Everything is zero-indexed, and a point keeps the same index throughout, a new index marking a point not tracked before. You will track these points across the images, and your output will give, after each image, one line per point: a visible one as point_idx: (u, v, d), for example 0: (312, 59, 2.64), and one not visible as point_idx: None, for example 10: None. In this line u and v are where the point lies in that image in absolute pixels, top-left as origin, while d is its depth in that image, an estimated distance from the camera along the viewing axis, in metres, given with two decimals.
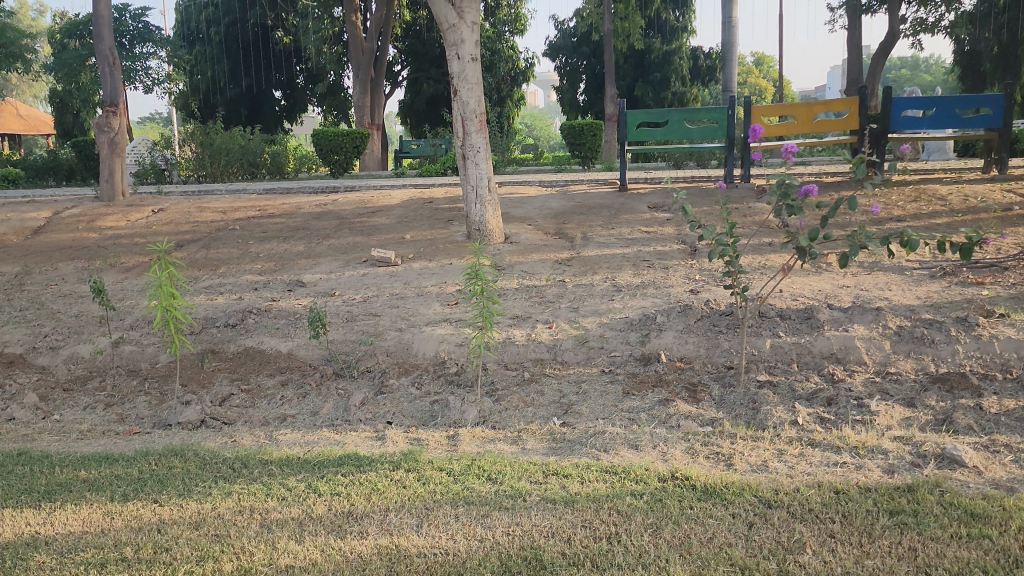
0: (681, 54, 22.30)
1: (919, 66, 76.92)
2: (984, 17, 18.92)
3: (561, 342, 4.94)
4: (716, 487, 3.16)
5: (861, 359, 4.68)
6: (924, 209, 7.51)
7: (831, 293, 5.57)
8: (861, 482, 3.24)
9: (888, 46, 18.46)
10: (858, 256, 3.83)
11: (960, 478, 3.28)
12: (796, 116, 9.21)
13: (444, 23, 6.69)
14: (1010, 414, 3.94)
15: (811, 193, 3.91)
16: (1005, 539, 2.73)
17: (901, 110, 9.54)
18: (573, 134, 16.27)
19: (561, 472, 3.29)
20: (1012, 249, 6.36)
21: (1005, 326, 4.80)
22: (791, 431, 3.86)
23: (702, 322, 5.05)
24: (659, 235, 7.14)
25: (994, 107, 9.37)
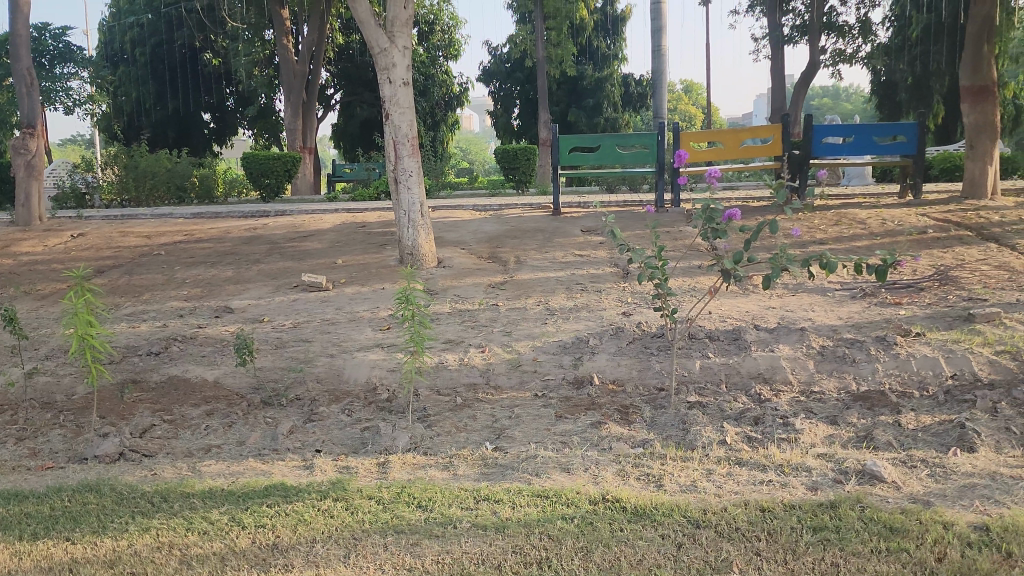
0: (613, 81, 22.71)
1: (840, 95, 80.14)
2: (898, 50, 20.03)
3: (494, 366, 4.94)
4: (646, 508, 3.19)
5: (787, 378, 4.79)
6: (845, 232, 7.78)
7: (758, 314, 5.70)
8: (786, 500, 3.30)
9: (810, 75, 19.14)
10: (779, 278, 3.95)
11: (880, 493, 3.38)
12: (723, 142, 9.45)
13: (375, 47, 6.70)
14: (927, 430, 4.09)
15: (733, 216, 4.02)
16: (922, 552, 2.82)
17: (822, 137, 9.91)
18: (507, 158, 16.38)
19: (492, 497, 3.27)
20: (925, 270, 6.65)
21: (921, 345, 4.99)
22: (719, 450, 3.92)
23: (634, 344, 5.13)
24: (592, 258, 7.23)
25: (908, 135, 9.85)
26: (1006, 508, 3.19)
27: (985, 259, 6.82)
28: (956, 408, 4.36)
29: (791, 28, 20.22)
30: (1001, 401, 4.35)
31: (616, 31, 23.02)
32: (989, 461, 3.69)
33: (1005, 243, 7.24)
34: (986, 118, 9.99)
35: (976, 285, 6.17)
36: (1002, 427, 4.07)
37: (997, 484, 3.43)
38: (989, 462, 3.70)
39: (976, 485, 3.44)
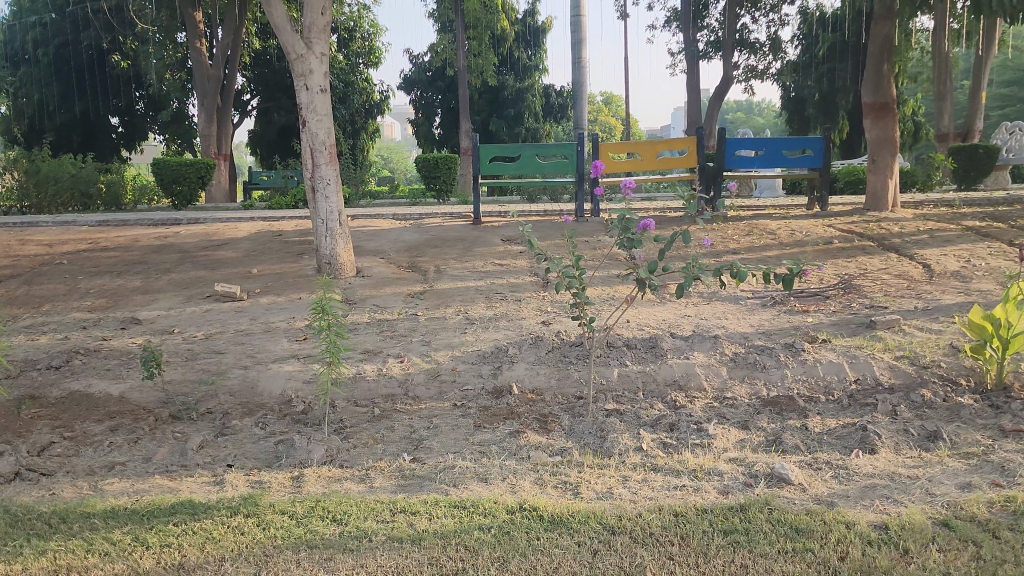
0: (533, 91, 22.89)
1: (753, 109, 82.93)
2: (807, 67, 20.72)
3: (413, 376, 4.91)
4: (562, 516, 3.21)
5: (701, 385, 4.90)
6: (757, 243, 8.03)
7: (673, 323, 5.82)
8: (698, 504, 3.38)
9: (724, 89, 19.72)
10: (692, 287, 4.04)
11: (787, 495, 3.50)
12: (640, 154, 9.63)
13: (291, 53, 6.60)
14: (832, 433, 4.26)
15: (648, 226, 4.10)
16: (826, 552, 2.93)
17: (735, 150, 10.20)
18: (428, 167, 16.35)
19: (409, 509, 3.24)
20: (831, 279, 6.91)
21: (827, 351, 5.19)
22: (635, 457, 3.99)
23: (553, 353, 5.17)
24: (512, 268, 7.27)
25: (815, 149, 10.22)
26: (903, 506, 3.35)
27: (886, 269, 7.13)
28: (859, 411, 4.56)
29: (705, 43, 20.81)
30: (900, 405, 4.57)
31: (536, 42, 23.28)
32: (888, 462, 3.87)
33: (904, 253, 7.60)
34: (887, 134, 10.44)
35: (877, 293, 6.46)
36: (901, 429, 4.27)
37: (896, 484, 3.60)
38: (889, 462, 3.87)
39: (876, 485, 3.59)
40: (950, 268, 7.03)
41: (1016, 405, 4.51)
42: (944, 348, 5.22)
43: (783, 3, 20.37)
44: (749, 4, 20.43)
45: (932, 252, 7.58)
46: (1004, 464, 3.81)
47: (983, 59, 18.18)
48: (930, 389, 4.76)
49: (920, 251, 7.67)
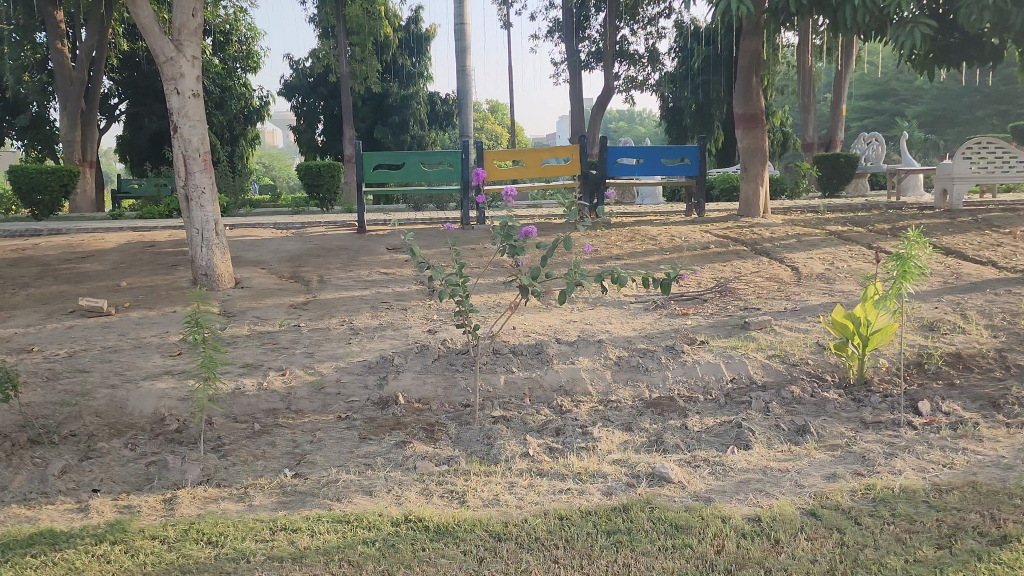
0: (419, 99, 22.77)
1: (635, 119, 85.44)
2: (682, 79, 21.55)
3: (296, 390, 4.78)
4: (448, 526, 3.20)
5: (586, 389, 4.99)
6: (638, 248, 8.26)
7: (559, 328, 5.89)
8: (583, 507, 3.43)
9: (605, 99, 20.22)
10: (574, 293, 4.12)
11: (667, 493, 3.60)
12: (524, 162, 9.73)
13: (160, 56, 6.33)
14: (710, 431, 4.42)
15: (530, 233, 4.16)
16: (703, 547, 3.03)
17: (616, 158, 10.46)
18: (310, 175, 16.02)
19: (289, 526, 3.16)
20: (707, 283, 7.18)
21: (705, 352, 5.38)
22: (522, 463, 4.02)
23: (439, 362, 5.16)
24: (398, 276, 7.21)
25: (691, 157, 10.58)
26: (775, 499, 3.50)
27: (758, 272, 7.46)
28: (735, 408, 4.75)
29: (586, 54, 21.31)
30: (771, 402, 4.79)
31: (420, 50, 23.21)
32: (761, 457, 4.04)
33: (774, 257, 7.98)
34: (758, 144, 10.97)
35: (751, 295, 6.76)
36: (773, 424, 4.47)
37: (768, 477, 3.77)
38: (762, 457, 4.05)
39: (750, 480, 3.75)
40: (816, 271, 7.43)
41: (875, 398, 4.82)
42: (811, 346, 5.51)
43: (660, 17, 21.09)
44: (628, 16, 21.07)
45: (799, 256, 8.00)
46: (865, 454, 4.05)
47: (843, 74, 19.35)
48: (800, 386, 5.02)
49: (789, 254, 8.07)
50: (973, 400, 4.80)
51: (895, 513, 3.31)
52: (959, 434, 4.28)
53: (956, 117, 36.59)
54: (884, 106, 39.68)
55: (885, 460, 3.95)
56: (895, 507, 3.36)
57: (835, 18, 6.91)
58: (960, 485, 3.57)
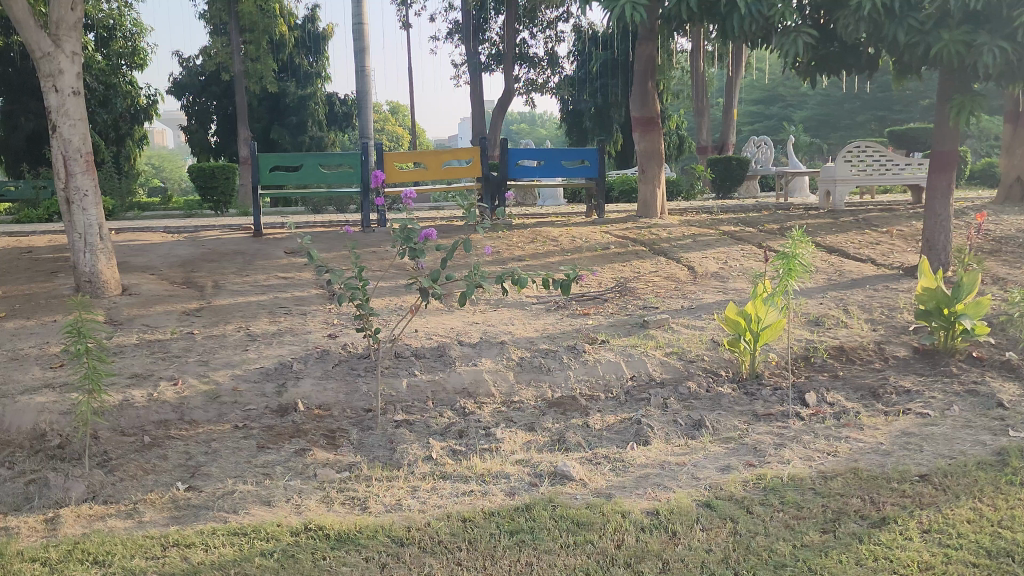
0: (316, 99, 22.29)
1: (536, 120, 86.44)
2: (581, 82, 21.94)
3: (189, 399, 4.61)
4: (350, 533, 3.15)
5: (489, 391, 5.00)
6: (540, 249, 8.36)
7: (462, 330, 5.88)
8: (486, 508, 3.44)
9: (506, 101, 20.34)
10: (474, 294, 4.14)
11: (569, 491, 3.65)
12: (426, 163, 9.68)
13: (36, 51, 6.02)
14: (610, 429, 4.50)
15: (429, 236, 4.15)
16: (604, 542, 3.09)
17: (517, 159, 10.55)
18: (203, 177, 15.52)
19: (182, 541, 3.05)
20: (607, 282, 7.33)
21: (605, 351, 5.48)
22: (425, 466, 4.00)
23: (340, 367, 5.08)
24: (297, 280, 7.06)
25: (591, 159, 10.78)
26: (672, 492, 3.61)
27: (656, 271, 7.67)
28: (635, 405, 4.86)
29: (487, 56, 21.41)
30: (669, 398, 4.92)
31: (318, 49, 22.75)
32: (659, 451, 4.15)
33: (671, 257, 8.21)
34: (654, 146, 11.28)
35: (649, 294, 6.93)
36: (670, 420, 4.60)
37: (666, 471, 3.87)
38: (660, 452, 4.16)
39: (649, 474, 3.84)
40: (710, 270, 7.68)
41: (766, 391, 5.03)
42: (706, 343, 5.69)
43: (558, 21, 21.36)
44: (527, 19, 21.27)
45: (695, 255, 8.26)
46: (756, 445, 4.22)
47: (733, 79, 20.09)
48: (696, 381, 5.19)
49: (685, 254, 8.33)
50: (855, 390, 5.07)
51: (784, 501, 3.46)
52: (842, 423, 4.52)
53: (837, 122, 38.58)
54: (772, 111, 41.46)
55: (775, 450, 4.12)
56: (784, 495, 3.51)
57: (725, 26, 7.14)
58: (843, 472, 3.76)
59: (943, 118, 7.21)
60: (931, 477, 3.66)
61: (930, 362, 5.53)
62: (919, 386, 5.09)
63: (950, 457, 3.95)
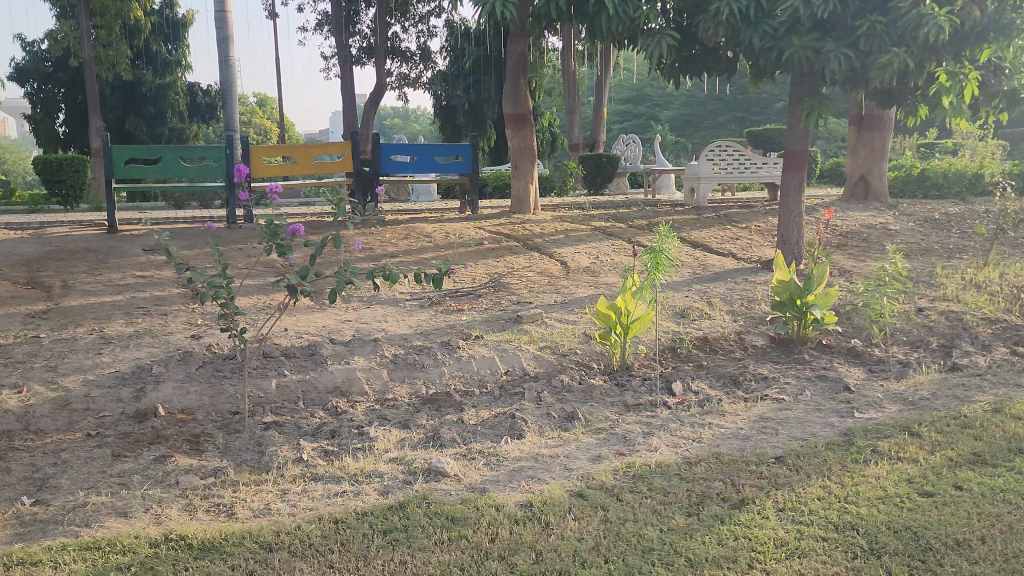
0: (176, 89, 21.36)
1: (410, 115, 85.93)
2: (454, 78, 21.94)
3: (35, 407, 4.31)
4: (214, 541, 3.03)
5: (363, 389, 4.92)
6: (413, 245, 8.28)
7: (334, 328, 5.75)
8: (358, 508, 3.38)
9: (378, 96, 20.05)
10: (344, 291, 4.06)
11: (444, 487, 3.64)
12: (295, 158, 9.39)
13: None
14: (485, 424, 4.52)
15: (297, 231, 4.04)
16: (478, 536, 3.10)
17: (390, 154, 10.40)
18: (49, 169, 14.52)
19: (28, 560, 2.85)
20: (480, 277, 7.36)
21: (479, 346, 5.50)
22: (295, 468, 3.89)
23: (204, 368, 4.86)
24: (157, 279, 6.71)
25: (464, 155, 10.76)
26: (545, 484, 3.66)
27: (529, 266, 7.77)
28: (509, 400, 4.90)
29: (358, 49, 21.05)
30: (543, 391, 5.00)
31: (177, 36, 21.67)
32: (533, 444, 4.21)
33: (545, 252, 8.34)
34: (526, 142, 11.40)
35: (522, 289, 7.01)
36: (544, 413, 4.66)
37: (539, 464, 3.92)
38: (533, 444, 4.22)
39: (522, 467, 3.89)
40: (582, 264, 7.84)
41: (636, 382, 5.19)
42: (579, 336, 5.82)
43: (430, 15, 21.24)
44: (398, 13, 21.05)
45: (567, 250, 8.41)
46: (626, 434, 4.34)
47: (603, 79, 20.63)
48: (569, 374, 5.30)
49: (557, 249, 8.47)
50: (717, 378, 5.32)
51: (652, 487, 3.57)
52: (705, 410, 4.72)
53: (701, 122, 40.35)
54: (639, 110, 42.77)
55: (644, 438, 4.26)
56: (652, 482, 3.63)
57: (593, 26, 7.29)
58: (706, 457, 3.93)
59: (795, 119, 7.62)
60: (786, 459, 3.88)
61: (785, 350, 5.87)
62: (775, 373, 5.39)
63: (802, 439, 4.20)
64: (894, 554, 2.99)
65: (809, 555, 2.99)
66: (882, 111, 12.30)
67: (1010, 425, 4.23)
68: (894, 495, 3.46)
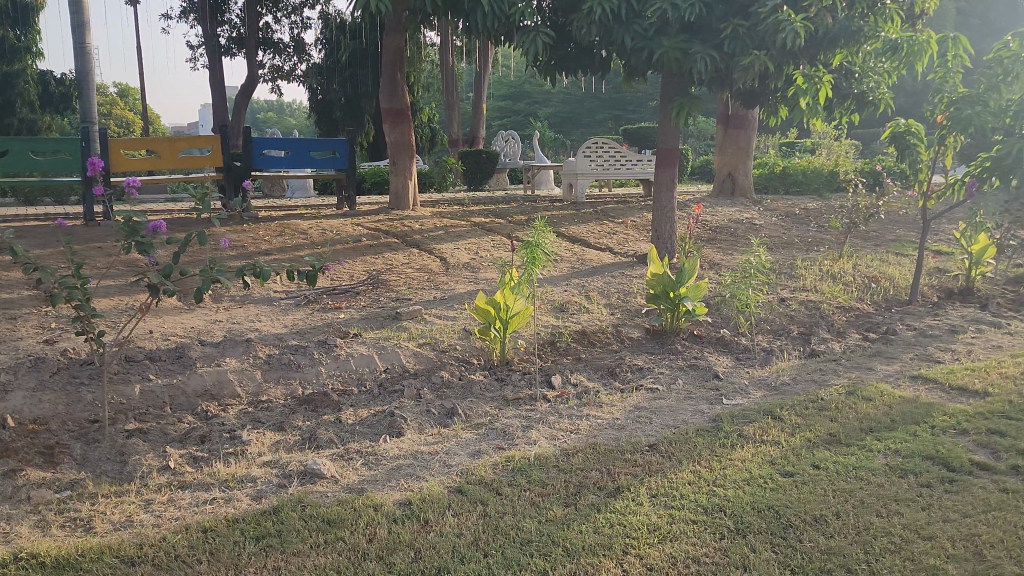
0: (25, 77, 19.99)
1: (284, 109, 83.55)
2: (330, 71, 21.49)
3: None
4: (70, 558, 2.84)
5: (234, 391, 4.75)
6: (289, 243, 8.05)
7: (203, 329, 5.51)
8: (229, 515, 3.25)
9: (249, 88, 19.36)
10: (211, 290, 3.90)
11: (320, 489, 3.56)
12: (159, 151, 8.93)
13: None
14: (363, 423, 4.45)
15: (159, 228, 3.85)
16: (355, 537, 3.05)
17: (262, 149, 10.07)
18: None
19: None
20: (359, 274, 7.24)
21: (358, 344, 5.40)
22: (162, 477, 3.71)
23: (58, 375, 4.55)
24: (4, 280, 6.26)
25: (340, 151, 10.54)
26: (424, 481, 3.63)
27: (409, 263, 7.70)
28: (388, 398, 4.84)
29: (227, 39, 20.24)
30: (423, 389, 4.96)
31: (26, 21, 20.15)
32: (412, 442, 4.17)
33: (424, 248, 8.28)
34: (404, 138, 11.29)
35: (402, 286, 6.94)
36: (424, 410, 4.63)
37: (418, 461, 3.89)
38: (413, 442, 4.18)
39: (402, 465, 3.85)
40: (462, 260, 7.85)
41: (515, 376, 5.24)
42: (458, 332, 5.81)
43: (304, 6, 20.68)
44: (270, 3, 20.38)
45: (447, 246, 8.39)
46: (505, 429, 4.37)
47: (482, 75, 20.70)
48: (449, 370, 5.28)
49: (437, 245, 8.43)
50: (595, 370, 5.43)
51: (530, 479, 3.61)
52: (583, 402, 4.81)
53: (579, 120, 41.17)
54: (519, 106, 43.21)
55: (523, 432, 4.30)
56: (531, 474, 3.67)
57: (469, 21, 7.28)
58: (583, 448, 4.00)
59: (667, 117, 7.88)
60: (659, 446, 4.01)
61: (659, 342, 6.06)
62: (650, 363, 5.55)
63: (674, 426, 4.35)
64: (758, 533, 3.13)
65: (679, 538, 3.09)
66: (747, 111, 12.88)
67: (862, 406, 4.53)
68: (758, 476, 3.63)
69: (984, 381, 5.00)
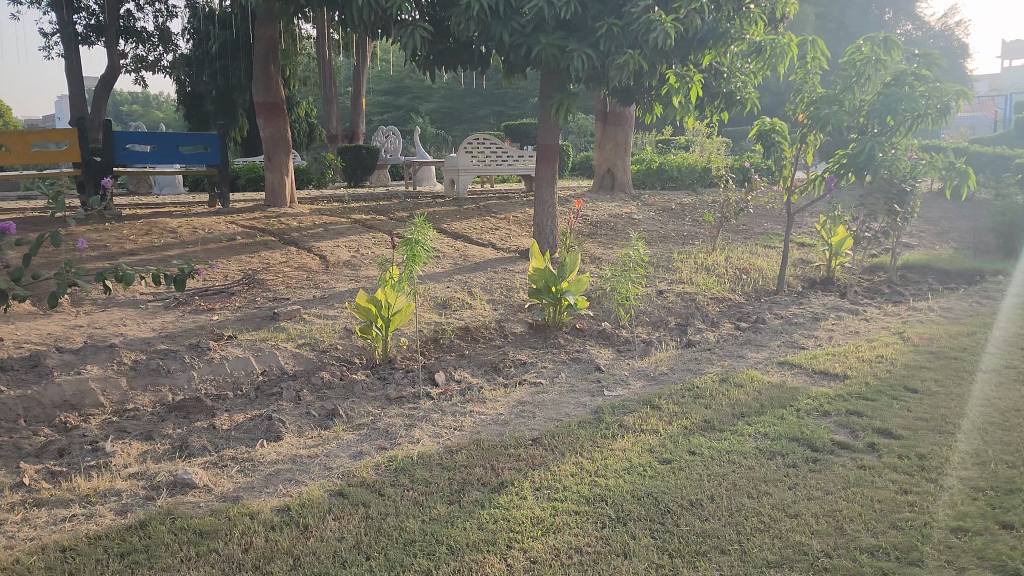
0: None
1: (151, 102, 79.57)
2: (200, 63, 20.70)
3: None
4: None
5: (97, 401, 4.47)
6: (157, 242, 7.66)
7: (61, 335, 5.16)
8: (91, 532, 3.05)
9: (111, 79, 18.30)
10: (67, 295, 3.64)
11: (192, 499, 3.40)
12: (8, 146, 8.30)
13: None
14: (239, 428, 4.28)
15: (6, 229, 3.57)
16: (229, 547, 2.92)
17: (125, 143, 9.56)
18: None
19: None
20: (234, 274, 6.96)
21: (233, 347, 5.20)
22: (15, 495, 3.44)
23: None
24: None
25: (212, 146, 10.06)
26: (304, 485, 3.53)
27: (286, 261, 7.48)
28: (265, 401, 4.68)
29: (85, 27, 19.07)
30: (302, 390, 4.82)
31: None
32: (290, 446, 4.04)
33: (303, 246, 8.06)
34: (280, 133, 10.95)
35: (279, 285, 6.73)
36: (303, 412, 4.50)
37: (298, 465, 3.77)
38: (291, 446, 4.05)
39: (280, 470, 3.72)
40: (342, 258, 7.68)
41: (398, 374, 5.17)
42: (338, 332, 5.68)
43: None
44: None
45: (326, 244, 8.20)
46: (387, 428, 4.30)
47: (360, 69, 20.38)
48: (329, 370, 5.16)
49: (316, 243, 8.22)
50: (478, 366, 5.43)
51: (413, 478, 3.57)
52: (466, 399, 4.79)
53: (461, 116, 41.16)
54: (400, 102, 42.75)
55: (405, 431, 4.24)
56: (413, 473, 3.62)
57: (345, 13, 7.10)
58: (466, 444, 3.98)
59: (546, 113, 7.96)
60: (542, 440, 4.04)
61: (542, 336, 6.12)
62: (532, 358, 5.60)
63: (557, 419, 4.39)
64: (637, 520, 3.21)
65: (562, 530, 3.12)
66: (623, 108, 13.19)
67: (733, 393, 4.71)
68: (637, 465, 3.72)
69: (843, 364, 5.31)
